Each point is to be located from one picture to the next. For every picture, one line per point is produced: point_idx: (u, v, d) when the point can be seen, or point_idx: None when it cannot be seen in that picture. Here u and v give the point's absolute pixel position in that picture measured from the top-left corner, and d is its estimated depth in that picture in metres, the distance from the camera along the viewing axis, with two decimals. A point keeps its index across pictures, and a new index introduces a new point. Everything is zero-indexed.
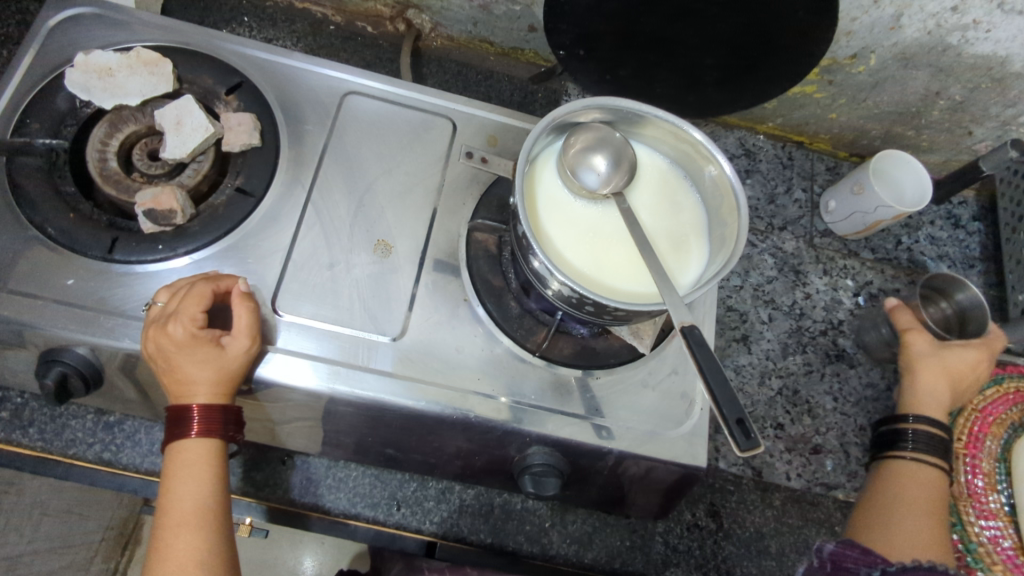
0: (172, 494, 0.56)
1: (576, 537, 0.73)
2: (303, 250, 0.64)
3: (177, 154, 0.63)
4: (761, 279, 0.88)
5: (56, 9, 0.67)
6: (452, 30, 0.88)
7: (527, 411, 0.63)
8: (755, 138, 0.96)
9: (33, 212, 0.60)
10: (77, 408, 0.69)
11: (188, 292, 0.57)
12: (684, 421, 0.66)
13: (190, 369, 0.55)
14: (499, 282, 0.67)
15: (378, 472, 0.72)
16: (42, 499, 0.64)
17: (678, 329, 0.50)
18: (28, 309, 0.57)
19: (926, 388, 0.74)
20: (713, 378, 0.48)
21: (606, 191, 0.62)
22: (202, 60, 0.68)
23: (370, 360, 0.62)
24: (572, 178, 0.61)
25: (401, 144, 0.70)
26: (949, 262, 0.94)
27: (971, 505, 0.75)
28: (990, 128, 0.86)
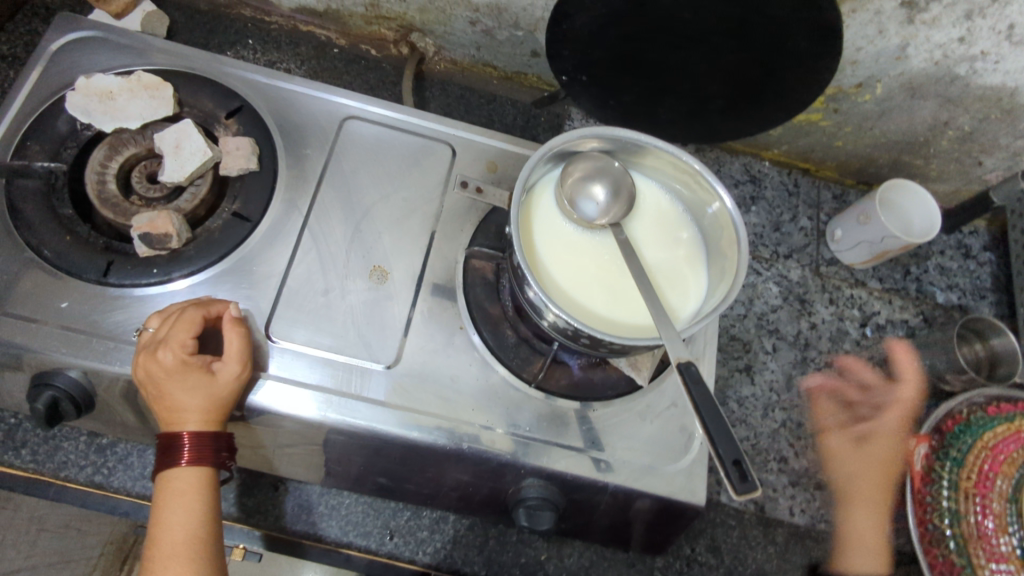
0: (161, 525, 0.56)
1: (573, 571, 0.71)
2: (298, 275, 0.64)
3: (175, 178, 0.63)
4: (766, 308, 0.87)
5: (60, 33, 0.68)
6: (455, 53, 0.88)
7: (521, 443, 0.62)
8: (761, 164, 0.95)
9: (30, 234, 0.60)
10: (70, 430, 0.67)
11: (179, 318, 0.56)
12: (683, 456, 0.64)
13: (180, 397, 0.55)
14: (496, 310, 0.66)
15: (371, 500, 0.70)
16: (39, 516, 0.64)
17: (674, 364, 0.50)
18: (20, 333, 0.57)
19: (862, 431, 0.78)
20: (709, 419, 0.47)
21: (604, 221, 0.61)
22: (203, 83, 0.69)
23: (363, 388, 0.61)
24: (570, 209, 0.60)
25: (400, 169, 0.70)
26: (959, 292, 0.92)
27: (982, 547, 0.70)
28: (1000, 158, 0.85)
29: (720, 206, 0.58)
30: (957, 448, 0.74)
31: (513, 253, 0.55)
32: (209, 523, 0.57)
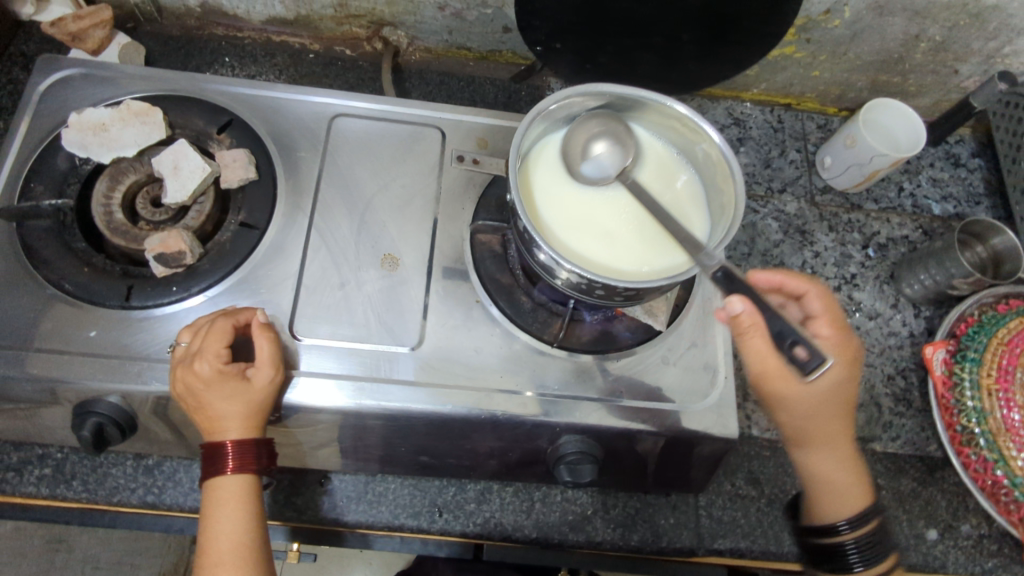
0: (210, 533, 0.57)
1: (620, 521, 0.73)
2: (313, 273, 0.65)
3: (179, 198, 0.65)
4: (769, 244, 0.88)
5: (44, 74, 0.70)
6: (429, 41, 0.89)
7: (553, 402, 0.63)
8: (743, 106, 0.97)
9: (49, 271, 0.62)
10: (116, 456, 0.69)
11: (210, 329, 0.58)
12: (710, 393, 0.66)
13: (220, 405, 0.56)
14: (508, 279, 0.68)
15: (415, 481, 0.72)
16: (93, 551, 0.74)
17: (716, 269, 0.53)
18: (56, 366, 0.59)
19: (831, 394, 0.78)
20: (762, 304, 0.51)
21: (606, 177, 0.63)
22: (191, 103, 0.70)
23: (393, 372, 0.63)
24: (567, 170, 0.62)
25: (393, 158, 0.72)
26: (954, 201, 0.93)
27: (1012, 439, 0.71)
28: (976, 64, 0.86)
29: (712, 145, 0.60)
30: (974, 350, 0.76)
31: (518, 217, 0.57)
32: (256, 529, 0.59)
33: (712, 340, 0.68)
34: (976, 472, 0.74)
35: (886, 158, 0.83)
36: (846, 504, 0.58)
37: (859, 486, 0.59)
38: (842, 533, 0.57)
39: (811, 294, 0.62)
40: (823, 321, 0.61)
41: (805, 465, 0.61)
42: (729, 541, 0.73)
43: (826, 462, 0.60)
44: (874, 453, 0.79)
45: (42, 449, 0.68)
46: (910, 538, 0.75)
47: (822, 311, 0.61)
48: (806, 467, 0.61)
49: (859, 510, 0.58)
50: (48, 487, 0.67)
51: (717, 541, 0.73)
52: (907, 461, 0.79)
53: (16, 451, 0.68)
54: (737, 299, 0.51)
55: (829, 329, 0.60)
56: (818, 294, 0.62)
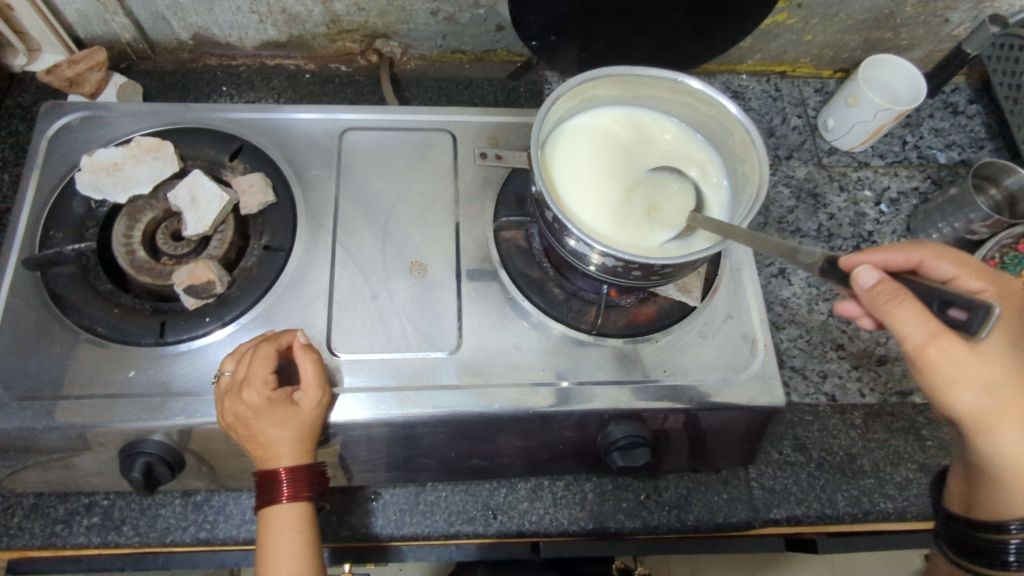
0: (267, 566, 0.56)
1: (674, 503, 0.72)
2: (343, 288, 0.65)
3: (199, 229, 0.64)
4: (783, 211, 0.88)
5: (50, 121, 0.70)
6: (423, 48, 0.89)
7: (598, 389, 0.63)
8: (739, 78, 0.97)
9: (80, 316, 0.62)
10: (164, 496, 0.68)
11: (254, 355, 0.57)
12: (752, 363, 0.66)
13: (271, 433, 0.55)
14: (537, 273, 0.68)
15: (466, 487, 0.72)
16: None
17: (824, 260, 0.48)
18: (98, 410, 0.58)
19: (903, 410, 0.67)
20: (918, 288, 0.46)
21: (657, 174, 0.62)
22: (201, 134, 0.70)
23: (436, 378, 0.62)
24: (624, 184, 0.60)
25: (408, 166, 0.72)
26: (958, 148, 0.94)
27: None
28: (965, 10, 0.87)
29: (727, 116, 0.60)
30: None
31: (545, 206, 0.57)
32: (314, 556, 0.57)
33: (744, 309, 0.69)
34: None
35: (887, 113, 0.83)
36: (1020, 505, 0.52)
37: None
38: (1011, 531, 0.51)
39: (932, 258, 0.55)
40: (968, 277, 0.54)
41: (992, 459, 0.52)
42: (785, 510, 0.73)
43: (1018, 451, 0.50)
44: (914, 405, 0.79)
45: (88, 499, 0.67)
46: None
47: (956, 270, 0.54)
48: (993, 460, 0.52)
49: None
50: (99, 535, 0.66)
51: (772, 511, 0.72)
52: None
53: (62, 503, 0.67)
54: (866, 270, 0.45)
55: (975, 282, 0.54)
56: (954, 260, 0.55)
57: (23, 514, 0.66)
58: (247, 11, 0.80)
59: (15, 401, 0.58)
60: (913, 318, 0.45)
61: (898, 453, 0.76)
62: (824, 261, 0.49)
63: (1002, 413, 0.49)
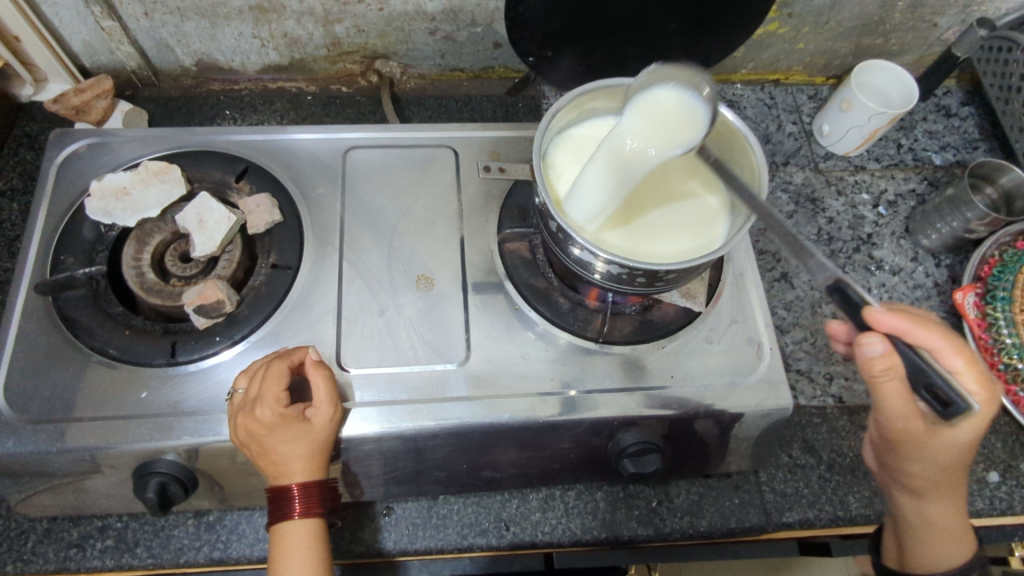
0: None
1: (686, 509, 0.72)
2: (351, 304, 0.66)
3: (207, 249, 0.65)
4: (782, 216, 0.89)
5: (59, 148, 0.71)
6: (422, 67, 0.91)
7: (606, 396, 0.63)
8: (733, 88, 0.99)
9: (92, 338, 0.62)
10: (176, 516, 0.68)
11: (267, 373, 0.58)
12: (758, 366, 0.66)
13: (284, 450, 0.56)
14: (542, 283, 0.69)
15: (478, 499, 0.72)
16: None
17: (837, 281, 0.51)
18: (111, 432, 0.59)
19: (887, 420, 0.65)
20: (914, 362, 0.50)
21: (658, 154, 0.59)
22: (207, 157, 0.71)
23: (446, 390, 0.62)
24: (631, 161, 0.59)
25: (412, 182, 0.73)
26: (953, 150, 0.95)
27: None
28: (953, 14, 0.89)
29: (724, 123, 0.62)
30: (1003, 288, 0.77)
31: (548, 216, 0.58)
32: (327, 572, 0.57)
33: (749, 313, 0.69)
34: None
35: (880, 117, 0.85)
36: (944, 556, 0.61)
37: (958, 534, 0.62)
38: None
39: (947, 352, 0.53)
40: (968, 377, 0.53)
41: (909, 507, 0.63)
42: (797, 513, 0.72)
43: (929, 509, 0.62)
44: None
45: (101, 521, 0.67)
46: (975, 483, 0.74)
47: (964, 369, 0.53)
48: (912, 510, 0.63)
49: (961, 560, 0.60)
50: (113, 557, 0.66)
51: (785, 515, 0.72)
52: None
53: (75, 527, 0.67)
54: (878, 341, 0.50)
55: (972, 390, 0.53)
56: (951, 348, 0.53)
57: (37, 539, 0.66)
58: (249, 36, 0.82)
59: (29, 424, 0.59)
60: (894, 396, 0.53)
61: None
62: (837, 286, 0.52)
63: (932, 481, 0.60)
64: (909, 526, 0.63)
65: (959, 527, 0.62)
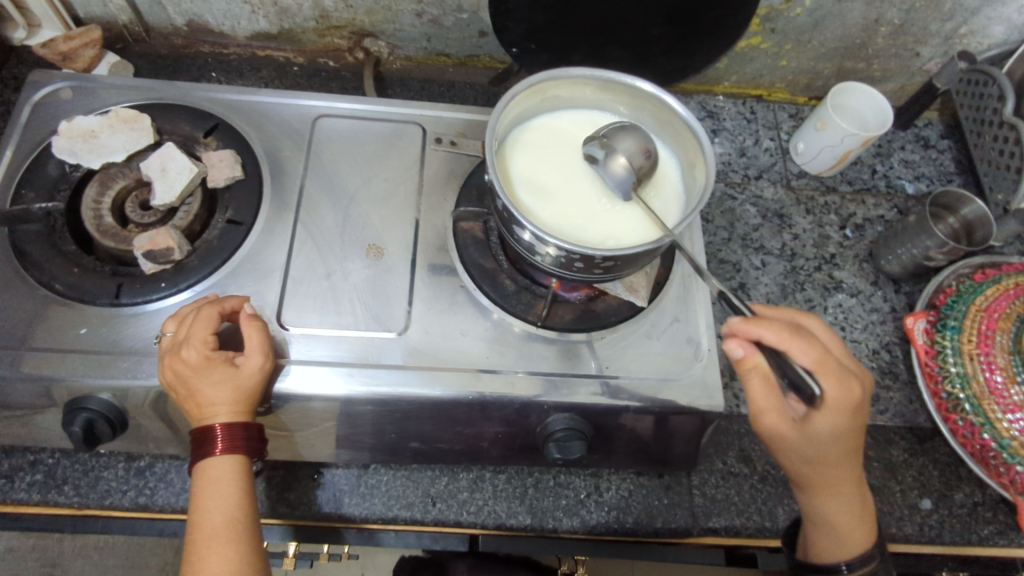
0: (199, 512, 0.56)
1: (613, 504, 0.73)
2: (300, 265, 0.67)
3: (166, 199, 0.66)
4: (747, 228, 0.90)
5: (36, 88, 0.73)
6: (408, 49, 0.93)
7: (540, 380, 0.64)
8: (716, 99, 1.00)
9: (39, 273, 0.63)
10: (109, 458, 0.70)
11: (196, 318, 0.59)
12: (693, 367, 0.66)
13: (208, 392, 0.56)
14: (491, 264, 0.69)
15: (409, 473, 0.73)
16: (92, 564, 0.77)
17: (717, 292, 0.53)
18: (48, 363, 0.60)
19: (844, 411, 0.54)
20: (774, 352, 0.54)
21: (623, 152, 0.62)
22: (180, 110, 0.73)
23: (380, 357, 0.63)
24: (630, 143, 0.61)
25: (376, 154, 0.74)
26: (926, 181, 0.96)
27: (996, 401, 0.71)
28: (936, 45, 0.90)
29: (680, 119, 0.62)
30: (953, 317, 0.77)
31: (496, 196, 0.58)
32: (248, 505, 0.58)
33: (692, 314, 0.70)
34: (964, 437, 0.75)
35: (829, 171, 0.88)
36: (849, 545, 0.60)
37: (859, 529, 0.60)
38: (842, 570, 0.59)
39: (799, 349, 0.53)
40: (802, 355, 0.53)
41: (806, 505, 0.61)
42: (723, 519, 0.73)
43: (834, 505, 0.59)
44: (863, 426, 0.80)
45: (34, 456, 0.69)
46: (906, 507, 0.76)
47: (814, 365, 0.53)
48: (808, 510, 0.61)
49: (862, 550, 0.60)
50: (40, 491, 0.67)
51: (711, 520, 0.73)
52: (897, 433, 0.80)
53: (8, 458, 0.68)
54: (737, 346, 0.53)
55: (831, 379, 0.54)
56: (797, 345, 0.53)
57: None
58: (239, 0, 0.84)
59: None
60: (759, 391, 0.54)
61: None
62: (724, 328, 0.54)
63: (815, 477, 0.58)
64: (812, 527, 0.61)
65: (864, 521, 0.60)
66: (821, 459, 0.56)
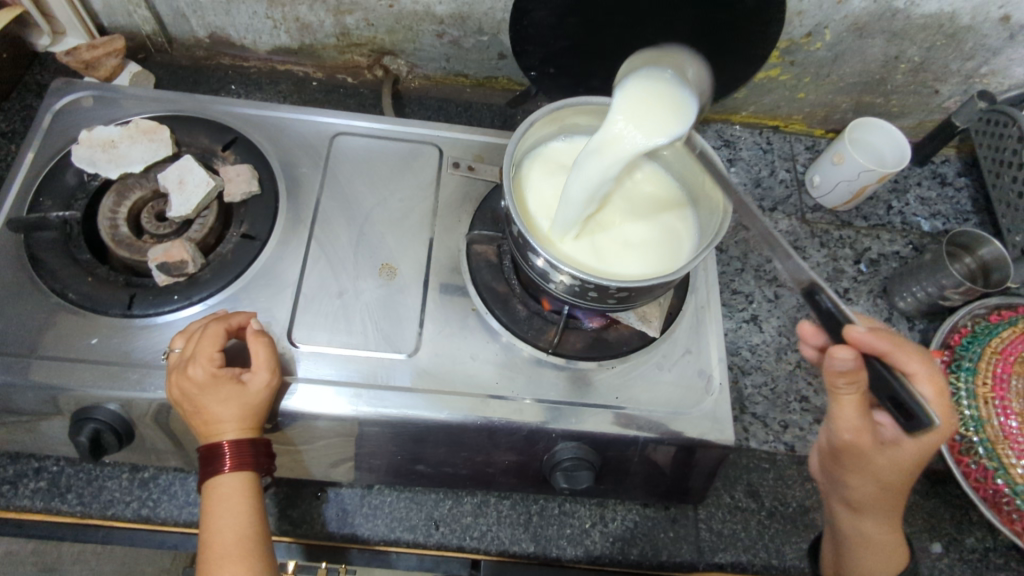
0: (210, 530, 0.56)
1: (619, 535, 0.72)
2: (312, 283, 0.67)
3: (182, 211, 0.67)
4: (761, 259, 0.90)
5: (59, 96, 0.74)
6: (427, 68, 0.93)
7: (550, 408, 0.63)
8: (732, 128, 1.00)
9: (53, 280, 0.63)
10: (112, 468, 0.69)
11: (203, 335, 0.58)
12: (705, 400, 0.65)
13: (215, 409, 0.56)
14: (503, 288, 0.69)
15: (413, 495, 0.72)
16: None
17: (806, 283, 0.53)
18: (57, 373, 0.60)
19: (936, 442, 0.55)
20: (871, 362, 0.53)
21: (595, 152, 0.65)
22: (199, 123, 0.74)
23: (390, 378, 0.63)
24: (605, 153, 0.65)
25: (392, 174, 0.74)
26: (942, 218, 0.95)
27: (1011, 446, 0.71)
28: (955, 83, 0.90)
29: (696, 151, 0.62)
30: (969, 359, 0.76)
31: (512, 223, 0.57)
32: (259, 522, 0.57)
33: (704, 346, 0.69)
34: (977, 481, 0.73)
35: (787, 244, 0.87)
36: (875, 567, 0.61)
37: (891, 554, 0.62)
38: None
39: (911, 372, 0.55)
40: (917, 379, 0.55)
41: (852, 520, 0.63)
42: (730, 555, 0.72)
43: (866, 525, 0.62)
44: None
45: (38, 463, 0.69)
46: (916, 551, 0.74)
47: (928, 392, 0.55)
48: (850, 526, 0.63)
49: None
50: (43, 499, 0.67)
51: (718, 555, 0.71)
52: None
53: (12, 464, 0.68)
54: (846, 354, 0.51)
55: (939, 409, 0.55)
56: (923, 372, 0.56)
57: None
58: (262, 15, 0.84)
59: None
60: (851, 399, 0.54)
61: None
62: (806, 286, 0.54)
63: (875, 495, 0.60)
64: (849, 543, 0.63)
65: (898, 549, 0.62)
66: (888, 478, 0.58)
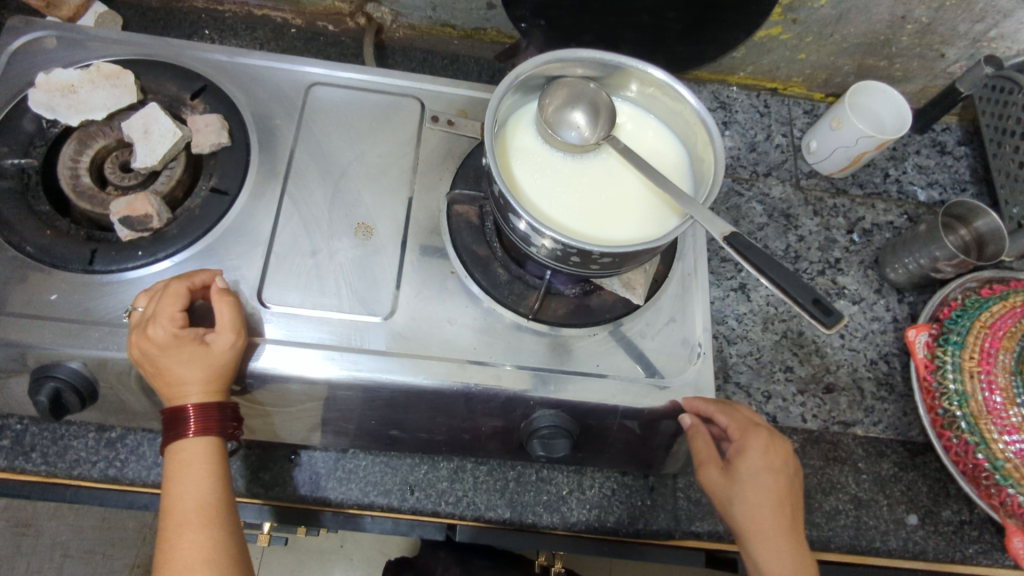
0: (171, 496, 0.54)
1: (595, 502, 0.71)
2: (284, 241, 0.64)
3: (148, 162, 0.63)
4: (752, 227, 0.87)
5: (15, 35, 0.69)
6: (412, 18, 0.88)
7: (529, 375, 0.62)
8: (729, 90, 0.97)
9: (10, 233, 0.60)
10: (78, 427, 0.68)
11: (164, 294, 0.56)
12: (686, 369, 0.64)
13: (177, 370, 0.54)
14: (484, 252, 0.66)
15: (388, 459, 0.71)
16: (64, 540, 0.87)
17: (723, 238, 0.51)
18: (17, 330, 0.57)
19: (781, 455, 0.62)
20: (775, 273, 0.48)
21: (594, 137, 0.61)
22: (167, 68, 0.69)
23: (364, 342, 0.61)
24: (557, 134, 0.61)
25: (371, 127, 0.71)
26: (939, 188, 0.93)
27: (993, 421, 0.70)
28: (962, 47, 0.86)
29: (691, 112, 0.59)
30: (957, 333, 0.74)
31: (493, 182, 0.54)
32: (223, 488, 0.56)
33: (689, 315, 0.68)
34: (958, 455, 0.73)
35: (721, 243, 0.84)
36: None
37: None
38: None
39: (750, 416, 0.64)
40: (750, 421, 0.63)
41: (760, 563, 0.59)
42: (707, 524, 0.71)
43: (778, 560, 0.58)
44: (855, 438, 0.78)
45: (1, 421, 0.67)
46: (892, 523, 0.74)
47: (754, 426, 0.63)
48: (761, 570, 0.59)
49: None
50: (6, 458, 0.65)
51: (694, 524, 0.71)
52: (888, 445, 0.78)
53: None
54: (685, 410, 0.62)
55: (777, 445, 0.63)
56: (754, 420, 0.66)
57: None
58: None
59: None
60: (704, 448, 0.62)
61: (831, 483, 0.75)
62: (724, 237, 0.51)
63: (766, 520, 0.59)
64: None
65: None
66: (770, 497, 0.60)
